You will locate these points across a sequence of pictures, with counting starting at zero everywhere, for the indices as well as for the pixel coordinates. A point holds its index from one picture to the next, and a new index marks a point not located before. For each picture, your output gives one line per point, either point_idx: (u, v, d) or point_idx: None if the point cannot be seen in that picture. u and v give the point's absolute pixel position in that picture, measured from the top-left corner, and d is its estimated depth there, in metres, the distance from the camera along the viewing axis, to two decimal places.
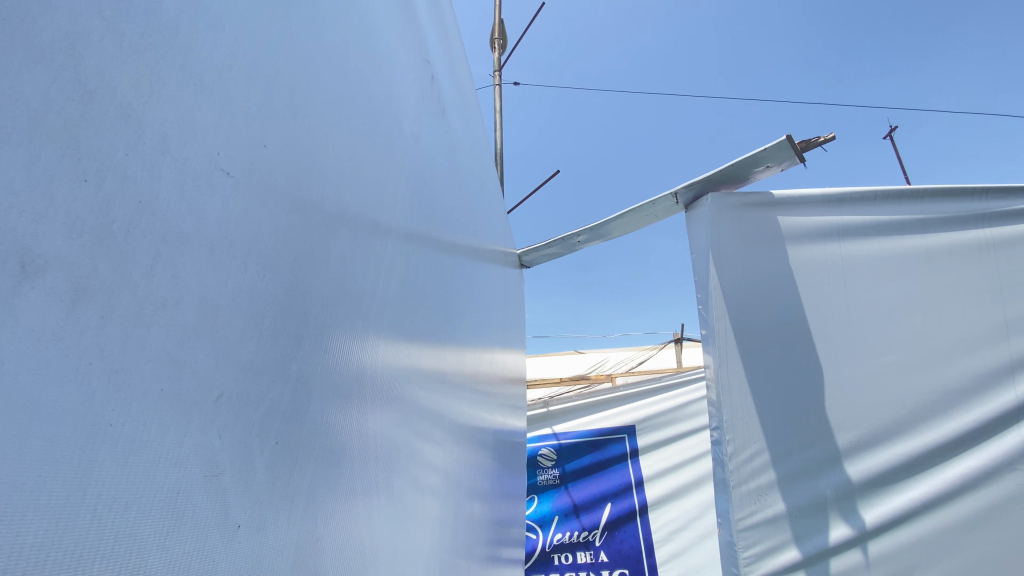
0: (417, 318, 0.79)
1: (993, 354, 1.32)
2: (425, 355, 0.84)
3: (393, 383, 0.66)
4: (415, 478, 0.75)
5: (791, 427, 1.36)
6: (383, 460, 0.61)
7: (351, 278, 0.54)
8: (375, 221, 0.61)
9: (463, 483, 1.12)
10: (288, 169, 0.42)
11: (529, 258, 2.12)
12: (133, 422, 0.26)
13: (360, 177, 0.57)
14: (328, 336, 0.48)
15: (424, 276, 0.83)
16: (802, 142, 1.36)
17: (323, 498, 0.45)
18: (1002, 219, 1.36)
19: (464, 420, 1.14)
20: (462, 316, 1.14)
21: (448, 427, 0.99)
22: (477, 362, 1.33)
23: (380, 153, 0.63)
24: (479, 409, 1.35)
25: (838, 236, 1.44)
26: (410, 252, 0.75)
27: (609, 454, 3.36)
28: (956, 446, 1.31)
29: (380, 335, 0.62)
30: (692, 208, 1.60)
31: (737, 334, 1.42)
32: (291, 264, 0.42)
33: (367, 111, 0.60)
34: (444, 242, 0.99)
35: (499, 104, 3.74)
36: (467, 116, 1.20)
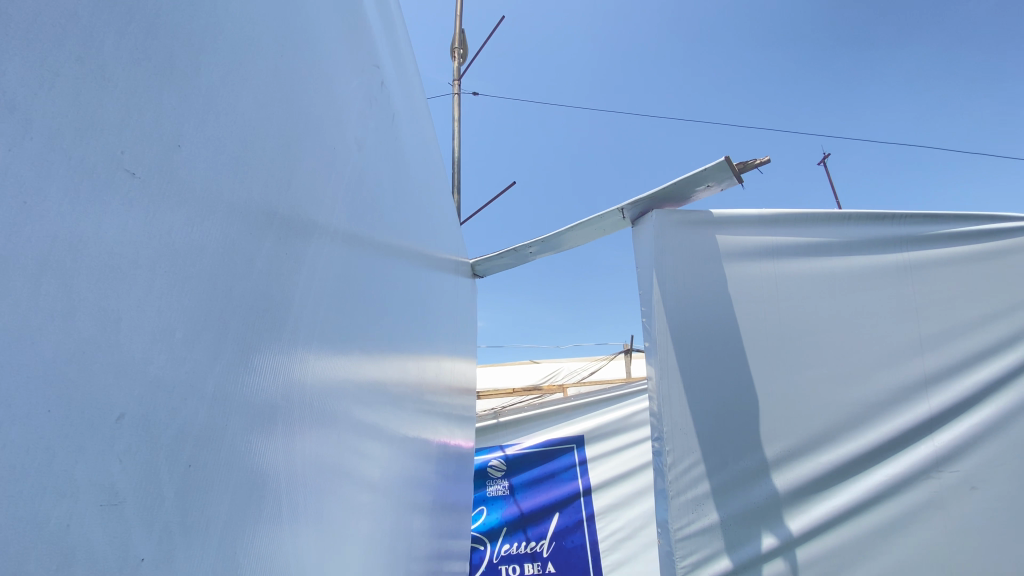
0: (357, 328, 0.76)
1: (907, 368, 1.44)
2: (366, 365, 0.82)
3: (327, 394, 0.63)
4: (353, 494, 0.73)
5: (726, 438, 1.42)
6: (313, 477, 0.59)
7: (279, 287, 0.51)
8: (309, 228, 0.59)
9: (406, 497, 1.10)
10: (210, 172, 0.40)
11: (481, 268, 2.11)
12: (17, 446, 0.23)
13: (293, 180, 0.55)
14: (251, 347, 0.46)
15: (365, 285, 0.81)
16: (739, 164, 1.44)
17: (244, 520, 0.43)
18: (914, 244, 1.50)
19: (407, 433, 1.12)
20: (408, 326, 1.13)
21: (390, 440, 0.97)
22: (424, 371, 1.31)
23: (316, 158, 0.61)
24: (425, 420, 1.33)
25: (773, 255, 1.52)
26: (350, 259, 0.73)
27: (558, 464, 3.39)
28: (876, 455, 1.41)
29: (313, 344, 0.59)
30: (637, 223, 1.65)
31: (676, 348, 1.47)
32: (209, 271, 0.39)
33: (303, 114, 0.58)
34: (390, 250, 0.97)
35: (458, 113, 3.78)
36: (417, 124, 1.19)
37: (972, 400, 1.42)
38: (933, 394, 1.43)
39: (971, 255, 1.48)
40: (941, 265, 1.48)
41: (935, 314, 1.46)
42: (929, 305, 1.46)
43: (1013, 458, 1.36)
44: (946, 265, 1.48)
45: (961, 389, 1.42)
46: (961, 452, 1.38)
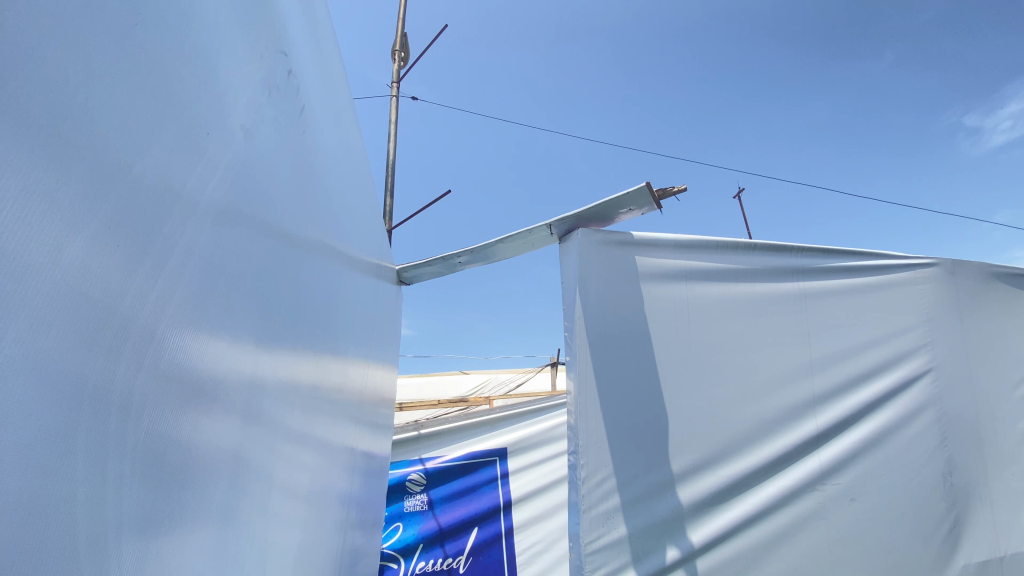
0: (267, 328, 0.70)
1: (799, 387, 1.57)
2: (281, 366, 0.76)
3: (208, 398, 0.55)
4: (246, 510, 0.66)
5: (637, 452, 1.46)
6: (188, 494, 0.52)
7: (122, 254, 0.41)
8: (182, 203, 0.49)
9: (320, 511, 1.03)
10: (32, 106, 0.31)
11: (407, 275, 2.05)
12: None
13: (164, 143, 0.46)
14: (74, 329, 0.36)
15: (277, 284, 0.74)
16: (658, 191, 1.51)
17: (37, 547, 0.33)
18: (807, 274, 1.66)
19: (328, 438, 1.06)
20: (335, 328, 1.08)
21: (309, 446, 0.92)
22: (349, 376, 1.25)
23: (201, 131, 0.53)
24: (348, 427, 1.26)
25: (686, 278, 1.60)
26: (254, 254, 0.66)
27: (480, 478, 3.33)
28: (770, 468, 1.51)
29: (181, 336, 0.50)
30: (564, 240, 1.67)
31: (594, 363, 1.50)
32: (10, 228, 0.30)
33: (188, 78, 0.50)
34: (313, 249, 0.92)
35: (395, 116, 3.71)
36: (339, 120, 1.13)
37: (853, 419, 1.58)
38: (821, 413, 1.56)
39: (851, 288, 1.68)
40: (828, 296, 1.65)
41: (822, 339, 1.62)
42: (818, 331, 1.62)
43: (880, 471, 1.54)
44: (831, 296, 1.66)
45: (844, 408, 1.58)
46: (841, 466, 1.52)
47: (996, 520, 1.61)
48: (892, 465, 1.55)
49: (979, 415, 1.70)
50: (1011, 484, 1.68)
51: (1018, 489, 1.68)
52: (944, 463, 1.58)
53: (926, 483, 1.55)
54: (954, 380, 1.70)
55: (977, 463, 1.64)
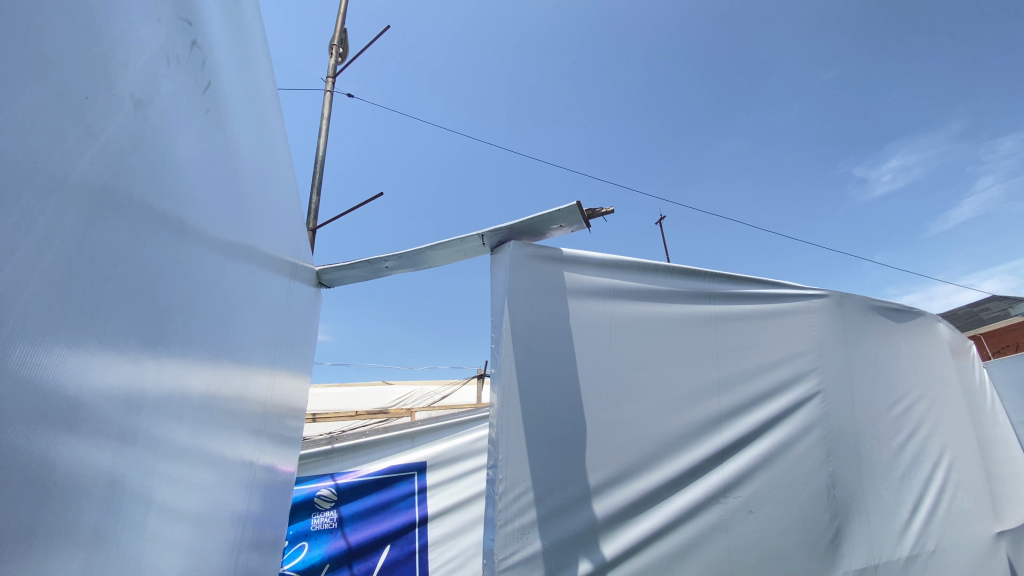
0: (155, 326, 0.61)
1: (708, 405, 1.66)
2: (171, 369, 0.67)
3: (72, 409, 0.46)
4: (118, 538, 0.56)
5: (554, 465, 1.44)
6: (39, 525, 0.42)
7: None
8: (46, 173, 0.41)
9: (212, 534, 0.92)
10: None
11: (327, 276, 1.92)
12: None
13: (23, 102, 0.38)
14: None
15: (172, 276, 0.65)
16: (588, 210, 1.55)
17: None
18: (718, 298, 1.78)
19: (227, 453, 0.95)
20: (242, 330, 0.98)
21: (202, 460, 0.81)
22: (256, 383, 1.14)
23: (76, 93, 0.45)
24: (252, 440, 1.15)
25: (611, 296, 1.65)
26: (145, 241, 0.58)
27: (394, 493, 3.18)
28: (679, 482, 1.56)
29: (37, 333, 0.41)
30: (495, 252, 1.65)
31: (519, 376, 1.47)
32: None
33: (62, 31, 0.42)
34: (219, 241, 0.83)
35: (329, 111, 3.57)
36: (258, 106, 1.04)
37: (754, 435, 1.69)
38: (725, 429, 1.66)
39: (756, 313, 1.82)
40: (734, 319, 1.78)
41: (730, 359, 1.73)
42: (726, 352, 1.73)
43: (776, 485, 1.65)
44: (739, 319, 1.79)
45: (747, 425, 1.69)
46: (742, 480, 1.62)
47: (871, 530, 1.78)
48: (786, 479, 1.68)
49: (858, 433, 1.90)
50: (883, 496, 1.88)
51: (888, 501, 1.88)
52: (828, 476, 1.74)
53: (814, 496, 1.69)
54: (839, 401, 1.88)
55: (856, 477, 1.82)
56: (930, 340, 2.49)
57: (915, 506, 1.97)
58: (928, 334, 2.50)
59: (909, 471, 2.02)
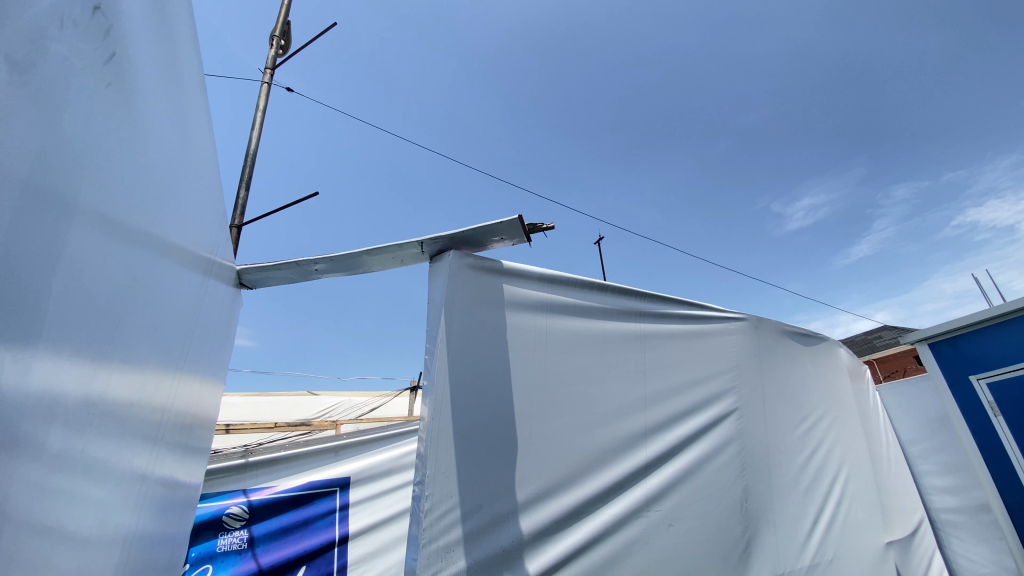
0: (27, 318, 0.52)
1: (634, 420, 1.70)
2: (48, 367, 0.57)
3: None
4: None
5: (483, 479, 1.38)
6: None
7: None
8: None
9: (97, 559, 0.81)
10: None
11: (250, 277, 1.79)
12: None
13: None
14: None
15: (52, 261, 0.56)
16: (530, 225, 1.56)
17: None
18: (648, 317, 1.85)
19: (117, 464, 0.84)
20: (141, 327, 0.87)
21: (84, 474, 0.71)
22: (159, 388, 1.02)
23: None
24: (148, 452, 1.02)
25: (547, 310, 1.65)
26: (19, 220, 0.49)
27: (313, 511, 2.97)
28: (605, 496, 1.58)
29: None
30: (434, 261, 1.58)
31: (452, 389, 1.38)
32: None
33: None
34: (119, 228, 0.73)
35: (264, 104, 3.39)
36: (175, 84, 0.95)
37: (676, 450, 1.76)
38: (650, 444, 1.71)
39: (681, 333, 1.91)
40: (661, 338, 1.86)
41: (656, 377, 1.80)
42: (653, 370, 1.80)
43: (694, 498, 1.73)
44: (666, 338, 1.87)
45: (669, 440, 1.75)
46: (663, 494, 1.67)
47: (777, 541, 1.89)
48: (703, 492, 1.75)
49: (768, 450, 2.03)
50: (789, 509, 2.01)
51: (793, 514, 2.02)
52: (741, 490, 1.85)
53: (728, 509, 1.78)
54: (752, 419, 2.01)
55: (765, 491, 1.94)
56: (832, 364, 2.73)
57: (816, 517, 2.13)
58: (830, 358, 2.74)
59: (811, 485, 2.18)
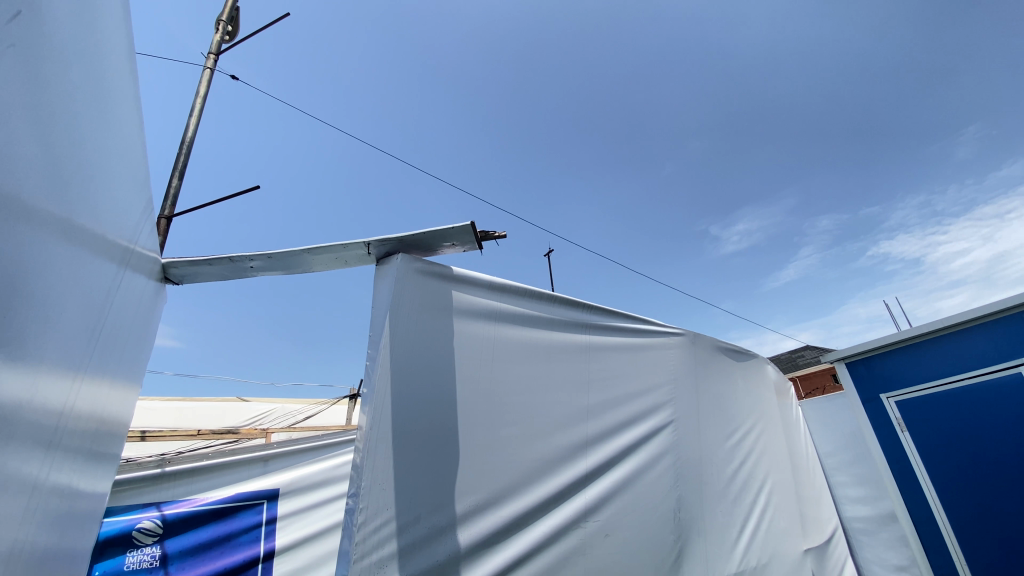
0: None
1: (576, 431, 1.72)
2: None
3: None
4: None
5: (422, 491, 1.32)
6: None
7: None
8: None
9: None
10: None
11: (176, 271, 1.66)
12: None
13: None
14: None
15: None
16: (481, 232, 1.55)
17: None
18: (593, 329, 1.88)
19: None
20: (38, 319, 0.77)
21: None
22: (57, 389, 0.91)
23: None
24: (41, 460, 0.90)
25: (495, 318, 1.63)
26: None
27: (236, 526, 2.77)
28: (545, 506, 1.58)
29: None
30: (381, 263, 1.52)
31: (394, 397, 1.31)
32: None
33: None
34: (17, 205, 0.65)
35: (205, 90, 3.19)
36: (96, 52, 0.86)
37: (615, 461, 1.79)
38: (589, 454, 1.73)
39: (624, 346, 1.97)
40: (604, 350, 1.90)
41: (598, 388, 1.83)
42: (596, 381, 1.83)
43: (630, 508, 1.76)
44: (609, 351, 1.91)
45: (608, 451, 1.78)
46: (601, 504, 1.69)
47: (707, 550, 1.97)
48: (639, 502, 1.80)
49: (701, 461, 2.11)
50: (718, 518, 2.09)
51: (722, 523, 2.10)
52: (675, 499, 1.91)
53: (662, 519, 1.83)
54: (687, 431, 2.09)
55: (697, 500, 2.01)
56: (760, 380, 2.89)
57: (743, 526, 2.23)
58: (758, 373, 2.90)
59: (740, 495, 2.29)
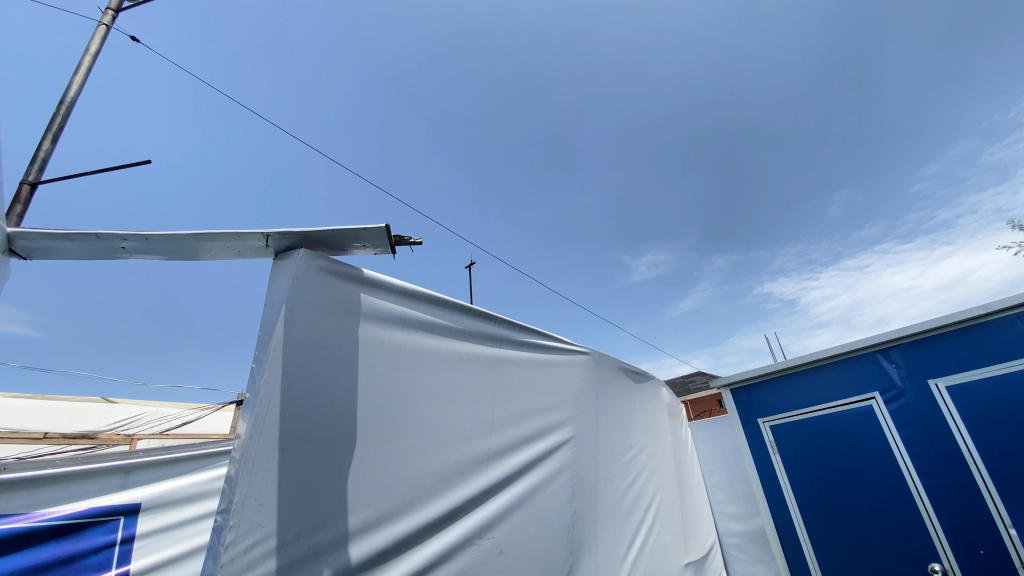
0: None
1: (478, 445, 1.69)
2: None
3: None
4: None
5: (309, 505, 1.20)
6: None
7: None
8: None
9: None
10: None
11: (26, 244, 1.42)
12: None
13: None
14: None
15: None
16: (396, 236, 1.50)
17: None
18: (502, 342, 1.90)
19: None
20: None
21: None
22: None
23: None
24: None
25: (404, 325, 1.57)
26: None
27: (84, 545, 2.28)
28: (440, 522, 1.52)
29: None
30: (279, 258, 1.40)
31: (282, 404, 1.20)
32: None
33: None
34: None
35: (97, 48, 2.82)
36: None
37: (514, 475, 1.79)
38: (490, 469, 1.71)
39: (530, 361, 2.00)
40: (512, 364, 1.91)
41: (503, 402, 1.83)
42: (502, 394, 1.83)
43: (525, 524, 1.76)
44: (517, 365, 1.93)
45: (509, 466, 1.78)
46: (497, 520, 1.67)
47: (598, 566, 2.02)
48: (535, 518, 1.81)
49: (597, 477, 2.18)
50: (610, 534, 2.16)
51: (613, 539, 2.17)
52: (570, 515, 1.95)
53: (556, 535, 1.86)
54: (585, 447, 2.15)
55: (591, 516, 2.07)
56: (654, 401, 3.07)
57: (632, 541, 2.32)
58: (654, 395, 3.08)
59: (631, 510, 2.39)
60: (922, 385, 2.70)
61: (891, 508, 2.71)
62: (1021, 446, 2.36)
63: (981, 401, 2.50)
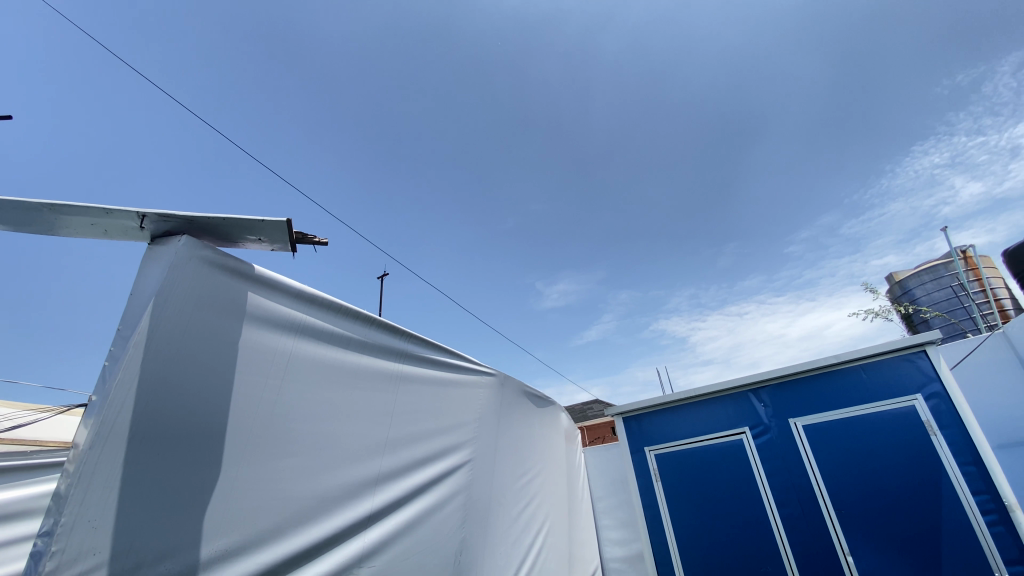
0: None
1: (367, 465, 1.60)
2: None
3: None
4: None
5: (156, 528, 1.03)
6: None
7: None
8: None
9: None
10: None
11: None
12: None
13: None
14: None
15: None
16: (298, 234, 1.41)
17: None
18: (404, 358, 1.84)
19: None
20: None
21: None
22: None
23: None
24: None
25: (297, 332, 1.46)
26: None
27: None
28: (316, 549, 1.39)
29: None
30: (155, 243, 1.24)
31: (137, 409, 1.04)
32: None
33: None
34: None
35: None
36: None
37: (404, 498, 1.71)
38: (377, 490, 1.61)
39: (432, 379, 1.96)
40: (412, 381, 1.85)
41: (399, 421, 1.76)
42: (399, 412, 1.76)
43: (410, 550, 1.68)
44: (417, 382, 1.88)
45: (399, 488, 1.70)
46: (380, 547, 1.57)
47: None
48: (421, 544, 1.73)
49: (489, 502, 2.16)
50: (497, 561, 2.13)
51: (500, 565, 2.15)
52: (458, 541, 1.89)
53: (441, 562, 1.79)
54: (480, 470, 2.13)
55: (480, 542, 2.03)
56: (552, 425, 3.13)
57: (518, 568, 2.31)
58: (552, 419, 3.14)
59: (520, 536, 2.39)
60: (784, 423, 3.04)
61: (753, 536, 2.97)
62: (858, 482, 2.71)
63: (830, 440, 2.85)
